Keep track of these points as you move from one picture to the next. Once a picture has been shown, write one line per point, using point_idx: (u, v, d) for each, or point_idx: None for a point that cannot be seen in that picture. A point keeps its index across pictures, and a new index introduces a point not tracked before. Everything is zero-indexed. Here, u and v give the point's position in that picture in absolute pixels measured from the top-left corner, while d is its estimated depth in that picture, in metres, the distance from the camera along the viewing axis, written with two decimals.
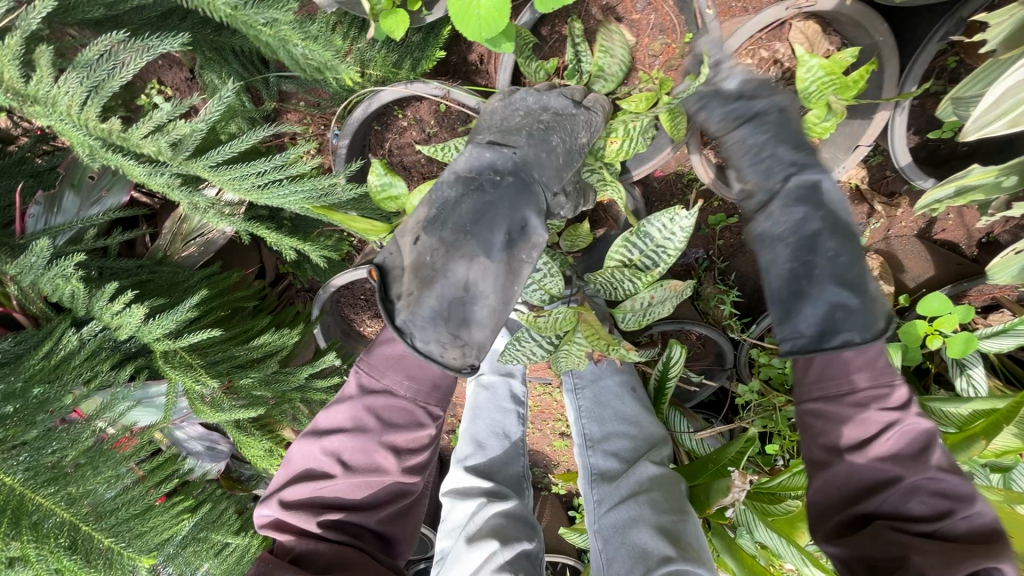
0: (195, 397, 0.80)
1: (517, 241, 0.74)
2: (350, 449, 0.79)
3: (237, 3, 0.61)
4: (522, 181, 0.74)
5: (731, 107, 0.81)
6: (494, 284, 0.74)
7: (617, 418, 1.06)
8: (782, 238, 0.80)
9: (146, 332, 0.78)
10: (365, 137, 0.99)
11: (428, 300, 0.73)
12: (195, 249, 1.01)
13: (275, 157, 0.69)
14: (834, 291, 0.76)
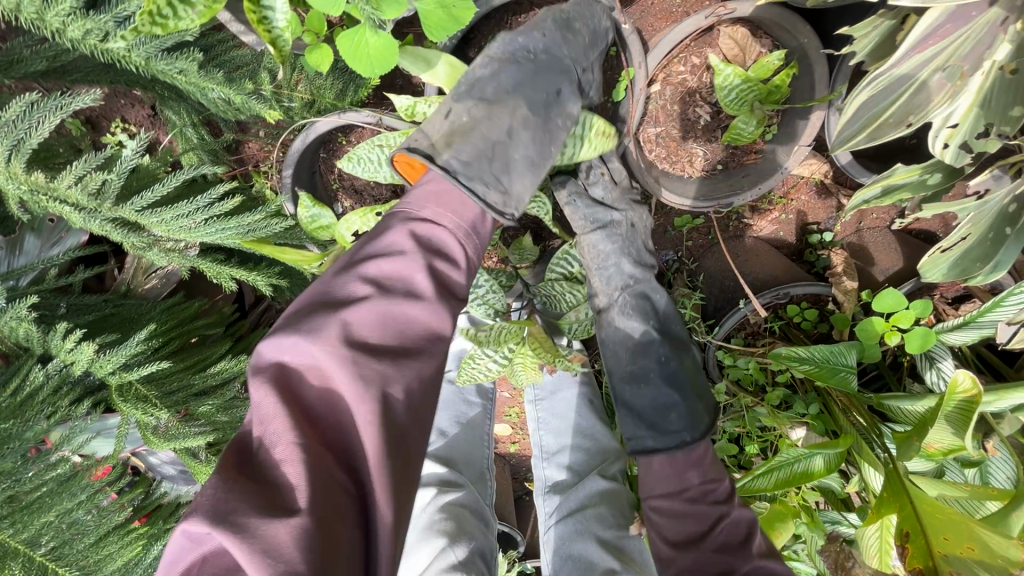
0: (148, 428, 0.84)
1: (553, 104, 0.77)
2: (375, 329, 0.58)
3: (148, 55, 0.64)
4: (556, 58, 0.79)
5: (594, 212, 0.93)
6: (533, 138, 0.76)
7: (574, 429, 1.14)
8: (623, 343, 0.91)
9: (98, 367, 0.82)
10: (313, 164, 1.02)
11: (464, 150, 0.72)
12: (157, 281, 1.06)
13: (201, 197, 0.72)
14: (670, 396, 0.87)
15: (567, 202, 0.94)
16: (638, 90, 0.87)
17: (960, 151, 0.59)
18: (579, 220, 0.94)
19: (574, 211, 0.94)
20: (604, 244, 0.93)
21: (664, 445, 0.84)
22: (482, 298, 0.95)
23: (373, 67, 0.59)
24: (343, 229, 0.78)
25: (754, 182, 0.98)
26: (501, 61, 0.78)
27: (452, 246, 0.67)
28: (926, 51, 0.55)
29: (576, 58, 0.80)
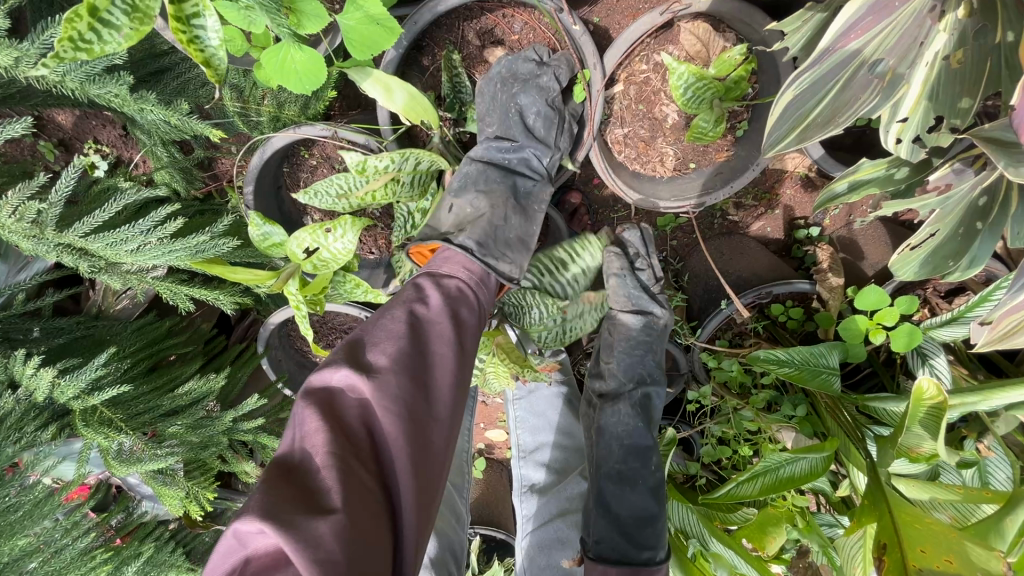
0: (111, 452, 0.83)
1: (533, 191, 0.89)
2: (408, 351, 0.65)
3: (81, 80, 0.63)
4: (526, 156, 0.88)
5: (636, 293, 1.01)
6: (521, 222, 0.87)
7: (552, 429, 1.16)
8: (619, 440, 0.98)
9: (59, 393, 0.82)
10: (278, 178, 1.01)
11: (473, 236, 0.80)
12: (128, 301, 1.06)
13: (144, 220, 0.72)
14: (649, 503, 0.91)
15: (616, 274, 1.00)
16: (597, 93, 0.84)
17: (913, 144, 0.65)
18: (621, 296, 1.01)
19: (620, 287, 1.01)
20: (636, 331, 1.02)
21: (635, 559, 0.87)
22: None
23: (304, 83, 0.59)
24: (294, 245, 0.77)
25: (726, 181, 0.97)
26: (485, 163, 0.88)
27: (464, 291, 0.75)
28: (855, 44, 0.55)
29: (543, 148, 0.89)
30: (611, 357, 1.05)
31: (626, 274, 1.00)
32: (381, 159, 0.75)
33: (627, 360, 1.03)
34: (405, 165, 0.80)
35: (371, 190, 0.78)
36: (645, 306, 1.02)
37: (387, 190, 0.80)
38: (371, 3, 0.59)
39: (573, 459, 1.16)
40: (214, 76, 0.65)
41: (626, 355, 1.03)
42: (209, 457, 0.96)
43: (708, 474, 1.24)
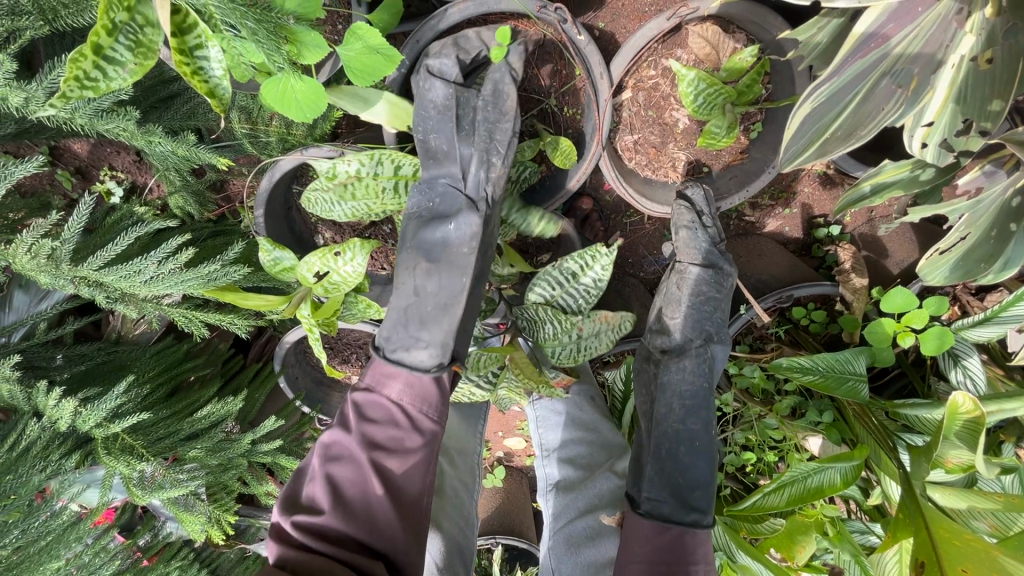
0: (133, 480, 0.84)
1: (458, 243, 0.78)
2: (347, 452, 0.71)
3: (89, 116, 0.64)
4: (455, 198, 0.78)
5: (708, 247, 0.96)
6: (446, 283, 0.77)
7: (575, 426, 1.12)
8: (681, 396, 0.94)
9: (81, 421, 0.83)
10: (288, 199, 1.01)
11: (387, 323, 0.77)
12: (146, 325, 1.07)
13: (156, 252, 0.72)
14: (701, 467, 0.90)
15: (685, 227, 0.94)
16: (605, 103, 0.82)
17: (940, 148, 0.62)
18: (692, 250, 0.96)
19: (690, 241, 0.95)
20: (705, 287, 0.97)
21: (679, 520, 0.85)
22: None
23: (304, 112, 0.58)
24: (303, 270, 0.76)
25: (741, 185, 0.96)
26: (416, 212, 0.80)
27: (389, 399, 0.73)
28: (883, 50, 0.54)
29: (461, 181, 0.78)
30: (677, 312, 0.98)
31: (696, 227, 0.94)
32: (348, 162, 0.75)
33: (695, 315, 0.98)
34: (382, 168, 0.78)
35: (349, 187, 0.77)
36: (714, 261, 0.97)
37: (366, 186, 0.78)
38: (370, 34, 0.59)
39: (599, 454, 1.11)
40: (218, 105, 0.65)
41: (695, 309, 0.97)
42: (230, 480, 0.97)
43: (732, 483, 1.21)
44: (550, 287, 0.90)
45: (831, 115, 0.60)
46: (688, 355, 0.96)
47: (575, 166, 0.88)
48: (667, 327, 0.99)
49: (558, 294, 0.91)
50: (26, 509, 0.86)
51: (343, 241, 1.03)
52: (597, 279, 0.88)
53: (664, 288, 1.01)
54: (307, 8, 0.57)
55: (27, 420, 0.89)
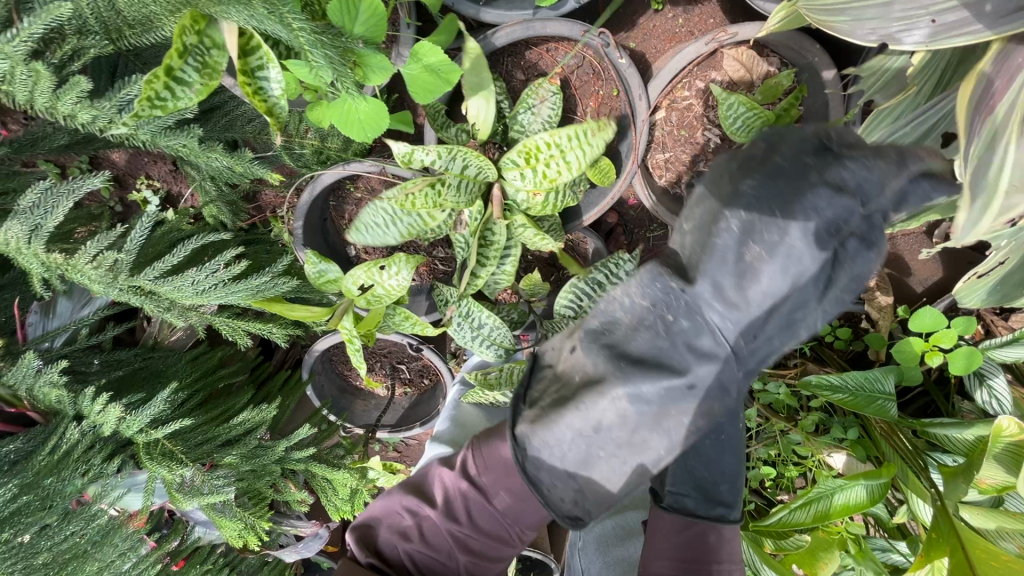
0: (174, 484, 0.86)
1: (677, 395, 0.62)
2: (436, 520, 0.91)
3: (152, 133, 0.67)
4: (701, 333, 0.61)
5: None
6: (640, 435, 0.64)
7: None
8: None
9: (125, 427, 0.85)
10: (323, 211, 1.03)
11: (546, 437, 0.67)
12: (182, 332, 1.09)
13: (210, 263, 0.75)
14: (728, 461, 0.95)
15: None
16: (643, 124, 0.84)
17: None
18: None
19: None
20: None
21: (706, 515, 0.95)
22: (489, 337, 0.95)
23: (366, 131, 0.61)
24: (347, 282, 0.78)
25: None
26: (639, 318, 0.62)
27: (500, 515, 0.89)
28: (1000, 106, 0.53)
29: (723, 330, 0.60)
30: None
31: None
32: (427, 150, 0.69)
33: None
34: (452, 165, 0.72)
35: (408, 195, 0.70)
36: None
37: (427, 196, 0.71)
38: (432, 54, 0.61)
39: None
40: (277, 124, 0.67)
41: None
42: (262, 486, 0.98)
43: (755, 498, 1.21)
44: (580, 300, 0.92)
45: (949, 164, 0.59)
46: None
47: (609, 186, 0.89)
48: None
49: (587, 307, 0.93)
50: (66, 513, 0.88)
51: (376, 253, 1.05)
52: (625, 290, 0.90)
53: None
54: (372, 32, 0.59)
55: (70, 424, 0.91)
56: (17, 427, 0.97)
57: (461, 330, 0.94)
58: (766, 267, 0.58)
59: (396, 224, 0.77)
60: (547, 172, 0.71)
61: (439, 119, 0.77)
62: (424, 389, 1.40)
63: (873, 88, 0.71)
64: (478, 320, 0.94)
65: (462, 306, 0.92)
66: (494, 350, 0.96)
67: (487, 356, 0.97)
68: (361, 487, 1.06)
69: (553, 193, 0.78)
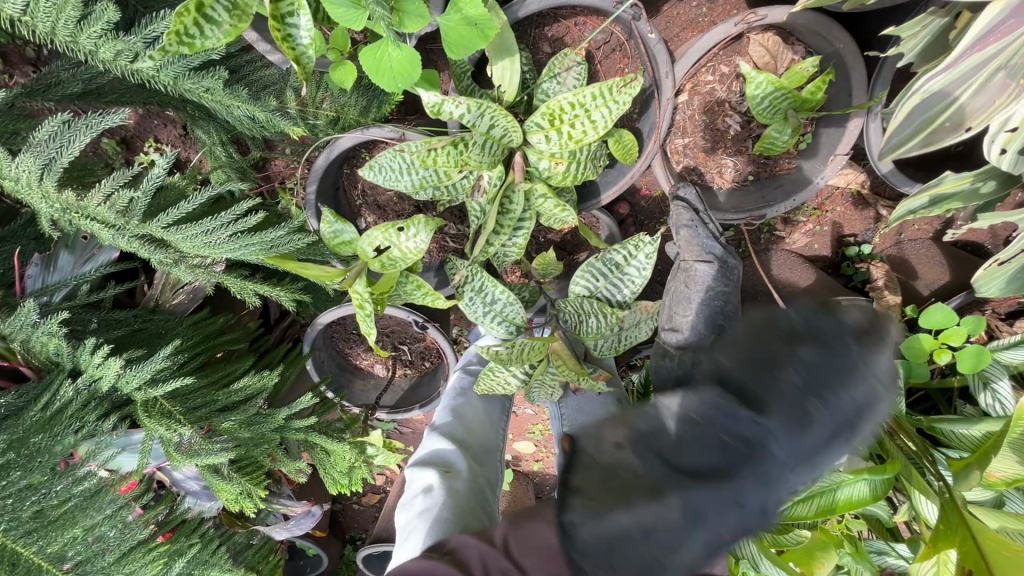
0: (172, 444, 0.83)
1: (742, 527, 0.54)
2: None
3: (176, 75, 0.67)
4: (754, 454, 0.54)
5: (710, 243, 1.01)
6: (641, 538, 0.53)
7: (601, 424, 1.10)
8: None
9: (123, 383, 0.83)
10: (337, 179, 1.02)
11: (592, 529, 0.54)
12: (184, 296, 1.06)
13: (224, 214, 0.74)
14: None
15: (685, 227, 0.99)
16: (668, 102, 0.84)
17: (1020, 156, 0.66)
18: (695, 247, 1.01)
19: (692, 239, 1.00)
20: (713, 280, 1.01)
21: None
22: (501, 313, 0.94)
23: (398, 81, 0.60)
24: (364, 244, 0.77)
25: (785, 195, 0.99)
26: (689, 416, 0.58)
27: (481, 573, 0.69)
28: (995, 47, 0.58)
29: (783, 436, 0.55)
30: (688, 309, 1.00)
31: (696, 224, 0.99)
32: (456, 104, 0.66)
33: (708, 310, 0.99)
34: (481, 122, 0.70)
35: (432, 151, 0.69)
36: (719, 257, 1.02)
37: (449, 155, 0.70)
38: (471, 5, 0.61)
39: None
40: (303, 74, 0.66)
41: (706, 303, 1.00)
42: (262, 454, 0.96)
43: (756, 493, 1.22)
44: (595, 278, 0.92)
45: (940, 107, 0.66)
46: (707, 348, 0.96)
47: (630, 165, 0.89)
48: (679, 321, 1.01)
49: (601, 286, 0.93)
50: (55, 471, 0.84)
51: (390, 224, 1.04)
52: (641, 268, 0.89)
53: (673, 288, 1.04)
54: None
55: (64, 380, 0.88)
56: (8, 383, 0.94)
57: (473, 306, 0.93)
58: (818, 399, 0.56)
59: (411, 176, 0.72)
60: (572, 132, 0.70)
61: (465, 81, 0.77)
62: (425, 371, 1.39)
63: (914, 51, 0.70)
64: (491, 294, 0.93)
65: (475, 280, 0.91)
66: (505, 327, 0.96)
67: (497, 332, 0.96)
68: (360, 462, 1.04)
69: (574, 163, 0.77)
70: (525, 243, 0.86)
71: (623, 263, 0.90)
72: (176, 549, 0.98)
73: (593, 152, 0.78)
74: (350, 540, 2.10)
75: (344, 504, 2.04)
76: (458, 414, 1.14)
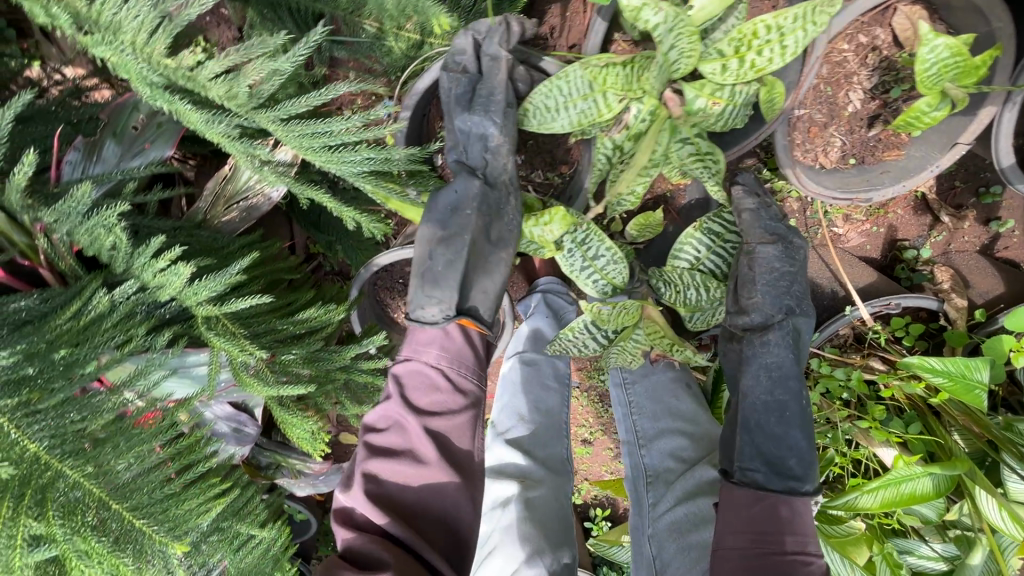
0: (240, 368, 0.73)
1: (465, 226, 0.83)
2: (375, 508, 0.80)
3: None
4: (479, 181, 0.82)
5: (777, 227, 0.87)
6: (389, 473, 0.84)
7: (670, 415, 1.03)
8: (767, 369, 0.87)
9: (188, 296, 0.71)
10: (427, 105, 0.92)
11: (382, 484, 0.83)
12: (237, 214, 0.94)
13: (343, 120, 0.68)
14: (796, 435, 0.85)
15: (748, 211, 0.88)
16: (816, 59, 0.79)
17: None
18: (761, 227, 0.88)
19: (754, 222, 0.88)
20: (779, 262, 0.87)
21: (777, 489, 0.83)
22: (600, 270, 0.87)
23: None
24: None
25: (896, 179, 0.96)
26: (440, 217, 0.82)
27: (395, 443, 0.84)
28: None
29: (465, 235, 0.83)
30: (754, 292, 0.87)
31: (759, 209, 0.89)
32: (657, 10, 0.60)
33: (774, 291, 0.87)
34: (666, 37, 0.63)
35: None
36: (783, 236, 0.88)
37: (619, 75, 0.65)
38: None
39: (700, 448, 1.01)
40: None
41: (773, 285, 0.87)
42: (322, 396, 0.86)
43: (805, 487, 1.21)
44: (695, 248, 0.90)
45: None
46: (787, 343, 0.86)
47: (761, 123, 0.84)
48: (744, 304, 0.88)
49: (704, 256, 0.91)
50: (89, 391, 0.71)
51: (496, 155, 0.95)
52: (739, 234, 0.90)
53: (733, 271, 0.89)
54: None
55: (100, 288, 0.74)
56: (26, 286, 0.80)
57: (571, 259, 0.87)
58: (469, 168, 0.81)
59: (568, 110, 0.68)
60: (756, 61, 0.64)
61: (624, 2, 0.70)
62: None
63: None
64: (593, 249, 0.85)
65: (577, 232, 0.84)
66: (599, 286, 0.89)
67: (589, 291, 0.90)
68: None
69: (731, 107, 0.71)
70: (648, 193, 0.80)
71: (716, 239, 0.90)
72: (219, 491, 0.86)
73: (748, 97, 0.72)
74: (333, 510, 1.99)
75: None
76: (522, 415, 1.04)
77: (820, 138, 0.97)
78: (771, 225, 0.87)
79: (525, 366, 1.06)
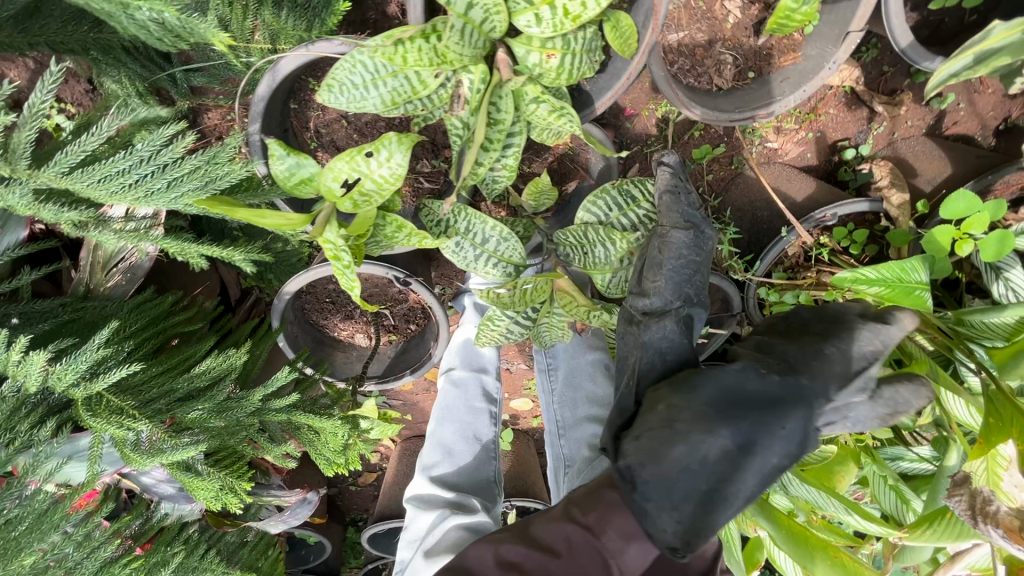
0: (128, 445, 0.71)
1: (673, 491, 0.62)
2: None
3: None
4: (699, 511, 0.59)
5: (692, 213, 0.75)
6: None
7: (586, 400, 0.98)
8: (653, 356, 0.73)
9: (54, 381, 0.68)
10: (285, 118, 0.87)
11: None
12: (121, 277, 0.90)
13: (140, 144, 0.57)
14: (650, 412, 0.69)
15: (668, 189, 0.75)
16: None
17: None
18: (676, 210, 0.75)
19: (674, 202, 0.75)
20: (690, 251, 0.75)
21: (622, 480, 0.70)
22: (496, 253, 0.81)
23: None
24: (329, 181, 0.63)
25: (795, 86, 0.88)
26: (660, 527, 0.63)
27: None
28: None
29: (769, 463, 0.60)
30: (658, 277, 0.74)
31: (680, 190, 0.76)
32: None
33: (677, 279, 0.74)
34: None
35: (400, 46, 0.55)
36: (699, 225, 0.76)
37: (421, 51, 0.56)
38: None
39: None
40: None
41: (676, 271, 0.74)
42: (241, 444, 0.84)
43: None
44: (607, 207, 0.80)
45: None
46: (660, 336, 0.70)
47: (626, 60, 0.78)
48: (647, 288, 0.75)
49: (615, 216, 0.81)
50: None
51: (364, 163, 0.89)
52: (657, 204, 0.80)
53: (641, 249, 0.78)
54: None
55: None
56: None
57: (461, 251, 0.80)
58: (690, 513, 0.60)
59: (380, 90, 0.60)
60: (568, 7, 0.57)
61: None
62: (410, 336, 1.28)
63: None
64: (480, 234, 0.79)
65: (458, 221, 0.78)
66: (501, 269, 0.83)
67: (492, 277, 0.83)
68: (355, 437, 0.95)
69: (570, 56, 0.65)
70: (518, 163, 0.73)
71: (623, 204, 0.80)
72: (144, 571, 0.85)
73: (589, 40, 0.66)
74: (352, 522, 2.05)
75: (342, 487, 1.95)
76: (446, 446, 1.09)
77: (709, 57, 0.90)
78: (687, 211, 0.75)
79: (452, 386, 1.11)
